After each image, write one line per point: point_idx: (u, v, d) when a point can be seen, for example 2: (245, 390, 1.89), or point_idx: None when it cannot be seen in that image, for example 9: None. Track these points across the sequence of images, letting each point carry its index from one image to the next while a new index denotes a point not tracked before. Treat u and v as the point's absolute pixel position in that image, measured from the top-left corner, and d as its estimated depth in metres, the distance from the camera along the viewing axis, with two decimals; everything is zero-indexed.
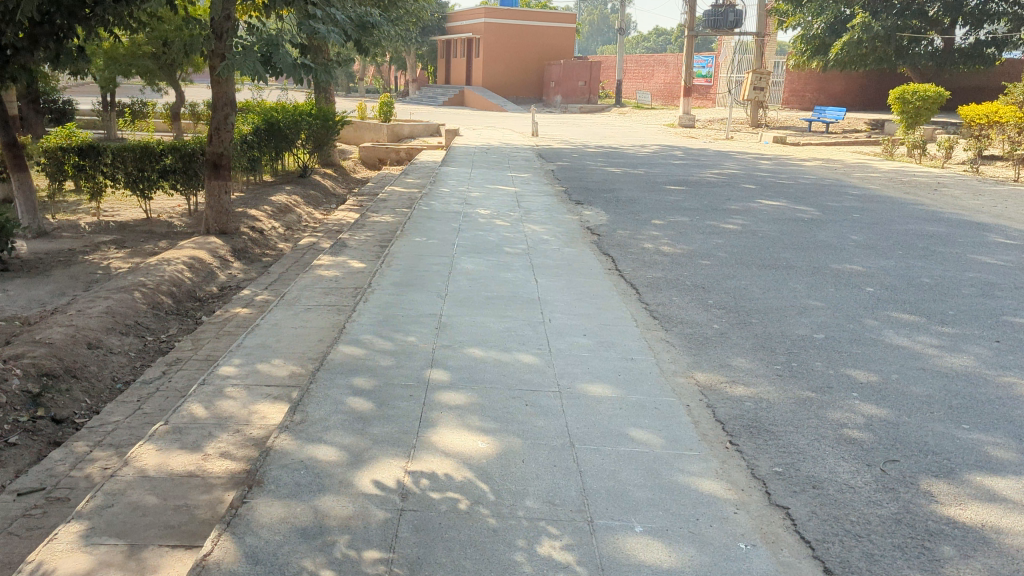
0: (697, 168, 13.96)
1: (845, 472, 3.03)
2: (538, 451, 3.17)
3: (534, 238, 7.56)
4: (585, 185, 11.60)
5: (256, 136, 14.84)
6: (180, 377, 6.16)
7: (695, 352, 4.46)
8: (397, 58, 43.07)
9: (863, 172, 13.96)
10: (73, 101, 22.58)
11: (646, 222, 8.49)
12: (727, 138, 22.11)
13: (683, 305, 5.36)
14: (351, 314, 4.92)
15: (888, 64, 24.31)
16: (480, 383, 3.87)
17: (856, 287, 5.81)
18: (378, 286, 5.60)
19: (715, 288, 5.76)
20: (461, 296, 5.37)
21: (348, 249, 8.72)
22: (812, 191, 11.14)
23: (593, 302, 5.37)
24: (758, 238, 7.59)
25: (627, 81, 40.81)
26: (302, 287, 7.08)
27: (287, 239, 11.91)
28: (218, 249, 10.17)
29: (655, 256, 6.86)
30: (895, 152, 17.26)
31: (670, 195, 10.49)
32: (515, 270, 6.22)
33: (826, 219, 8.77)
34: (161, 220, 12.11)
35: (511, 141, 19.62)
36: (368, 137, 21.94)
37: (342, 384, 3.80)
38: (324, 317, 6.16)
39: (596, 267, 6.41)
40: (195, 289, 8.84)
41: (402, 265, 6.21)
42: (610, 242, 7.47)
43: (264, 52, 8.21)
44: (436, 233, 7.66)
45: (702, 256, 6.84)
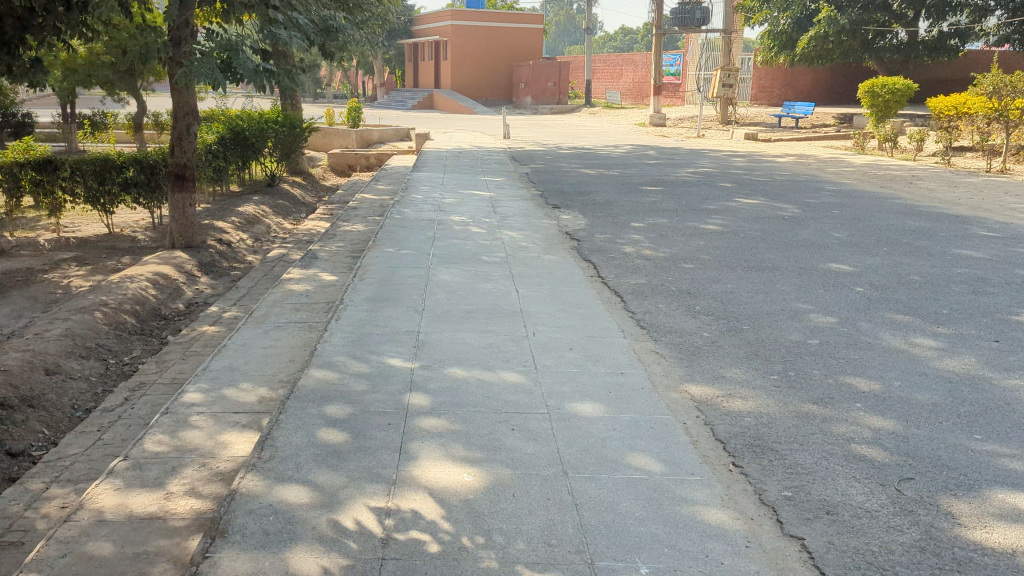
0: (672, 168, 13.82)
1: (858, 494, 2.83)
2: (529, 482, 2.94)
3: (512, 245, 7.33)
4: (560, 188, 11.40)
5: (221, 145, 14.45)
6: (144, 402, 5.79)
7: (687, 363, 4.25)
8: (364, 63, 42.66)
9: (837, 167, 13.92)
10: (31, 115, 21.96)
11: (624, 225, 8.30)
12: (698, 136, 22.06)
13: (671, 312, 5.15)
14: (323, 334, 4.66)
15: (854, 58, 24.43)
16: (463, 406, 3.63)
17: (845, 288, 5.65)
18: (351, 302, 5.34)
19: (702, 294, 5.57)
20: (439, 310, 5.13)
21: (319, 261, 8.42)
22: (789, 188, 11.04)
23: (576, 312, 5.14)
24: (740, 238, 7.42)
25: (596, 80, 40.72)
26: (272, 303, 6.78)
27: (255, 251, 11.55)
28: (183, 264, 9.81)
29: (637, 261, 6.66)
30: (867, 145, 17.21)
31: (647, 195, 10.32)
32: (494, 280, 5.98)
33: (806, 216, 8.64)
34: (124, 234, 11.70)
35: (482, 143, 19.38)
36: (337, 144, 21.59)
37: (314, 414, 3.54)
38: (295, 335, 5.87)
39: (578, 274, 6.19)
40: (160, 307, 8.46)
41: (376, 278, 5.95)
42: (589, 247, 7.26)
43: (224, 60, 7.89)
44: (410, 243, 7.40)
45: (685, 259, 6.65)
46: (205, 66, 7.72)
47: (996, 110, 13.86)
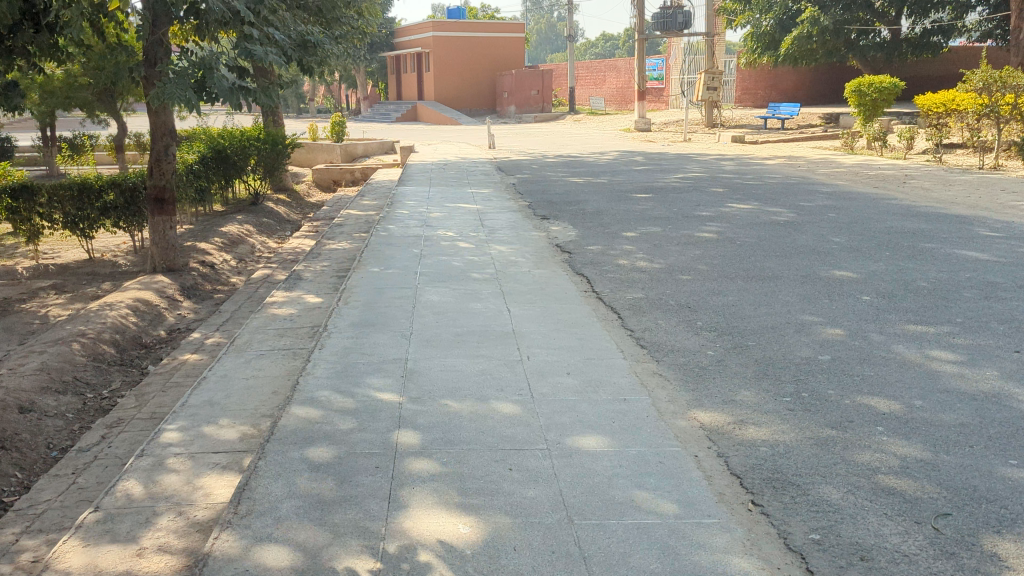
0: (661, 174, 13.63)
1: (892, 535, 2.61)
2: (530, 533, 2.68)
3: (502, 260, 7.08)
4: (548, 198, 11.17)
5: (203, 164, 14.16)
6: (121, 440, 5.38)
7: (693, 386, 4.00)
8: (347, 77, 42.44)
9: (828, 167, 13.77)
10: (10, 139, 21.58)
11: (617, 235, 8.06)
12: (685, 140, 21.93)
13: (672, 329, 4.90)
14: (305, 365, 4.37)
15: (837, 58, 24.35)
16: (456, 443, 3.37)
17: (851, 296, 5.43)
18: (334, 328, 5.06)
19: (702, 307, 5.33)
20: (428, 334, 4.87)
21: (304, 282, 8.14)
22: (782, 191, 10.85)
23: (573, 332, 4.90)
24: (737, 246, 7.20)
25: (580, 88, 40.63)
26: (254, 329, 6.48)
27: (239, 272, 11.25)
28: (165, 289, 9.50)
29: (633, 273, 6.42)
30: (855, 145, 17.14)
31: (638, 203, 10.10)
32: (484, 299, 5.72)
33: (802, 220, 8.45)
34: (105, 259, 11.36)
35: (468, 154, 19.16)
36: (321, 159, 21.32)
37: (296, 458, 3.25)
38: (278, 364, 5.57)
39: (571, 289, 5.94)
40: (141, 334, 8.10)
41: (361, 301, 5.68)
42: (582, 260, 7.02)
43: (198, 79, 7.61)
44: (396, 262, 7.14)
45: (682, 270, 6.42)
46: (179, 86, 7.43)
47: (986, 107, 13.75)
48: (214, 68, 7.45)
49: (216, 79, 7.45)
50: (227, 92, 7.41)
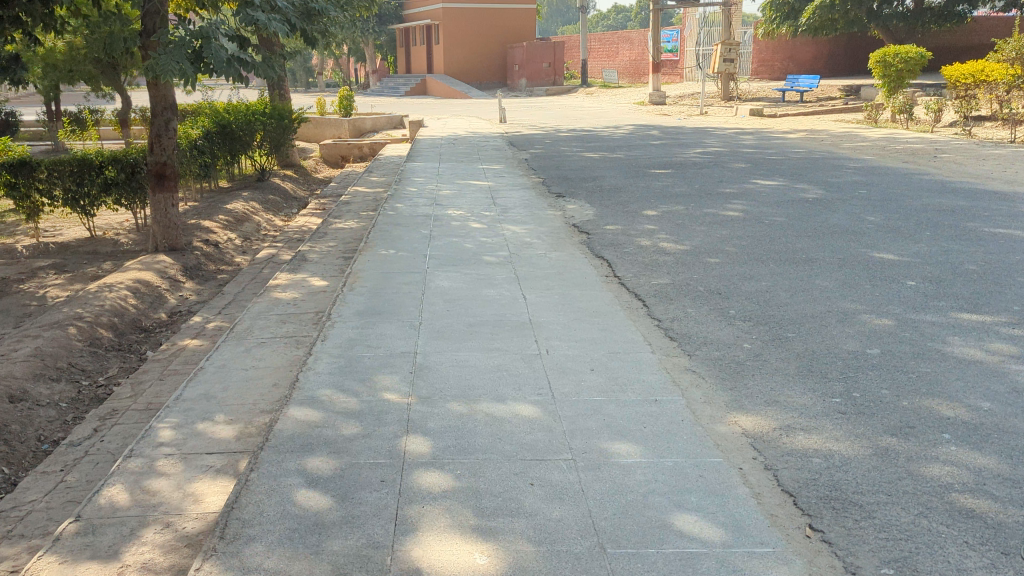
0: (678, 148, 13.17)
1: (978, 571, 2.29)
2: (557, 565, 2.33)
3: (517, 241, 6.70)
4: (563, 174, 10.75)
5: (207, 139, 13.78)
6: (114, 435, 5.03)
7: (730, 384, 3.63)
8: (355, 50, 41.79)
9: (852, 142, 13.26)
10: (15, 114, 21.27)
11: (637, 213, 7.66)
12: (701, 114, 21.38)
13: (702, 319, 4.52)
14: (305, 359, 4.02)
15: (858, 28, 23.61)
16: (471, 451, 3.01)
17: (895, 282, 5.04)
18: (338, 317, 4.70)
19: (735, 294, 4.93)
20: (440, 324, 4.52)
21: (309, 263, 7.78)
22: (806, 167, 10.40)
23: (596, 322, 4.53)
24: (765, 226, 6.80)
25: (592, 60, 39.87)
26: (254, 314, 6.14)
27: (244, 251, 10.91)
28: (166, 269, 9.17)
29: (657, 256, 6.03)
30: (879, 118, 16.63)
31: (657, 179, 9.68)
32: (498, 286, 5.35)
33: (833, 198, 8.02)
34: (106, 237, 11.03)
35: (479, 129, 18.69)
36: (329, 133, 20.89)
37: (292, 469, 2.89)
38: (279, 354, 5.22)
39: (591, 274, 5.56)
40: (141, 317, 7.77)
41: (368, 287, 5.33)
42: (602, 241, 6.62)
43: (195, 49, 7.18)
44: (405, 243, 6.76)
45: (709, 252, 6.03)
46: (173, 57, 7.01)
47: None
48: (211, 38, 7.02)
49: (214, 50, 7.01)
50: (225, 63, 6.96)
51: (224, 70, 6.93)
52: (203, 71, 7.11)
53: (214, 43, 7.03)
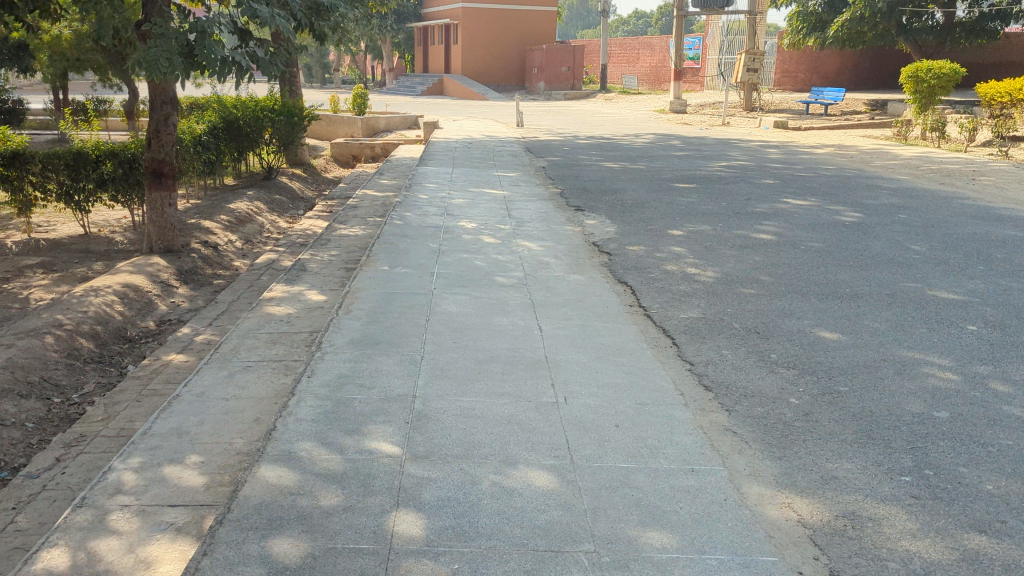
0: (702, 161, 12.65)
1: None
2: None
3: (531, 260, 6.19)
4: (582, 185, 10.25)
5: (213, 135, 13.34)
6: (77, 466, 4.60)
7: (779, 452, 3.09)
8: (373, 48, 41.45)
9: (884, 159, 12.71)
10: (23, 102, 21.01)
11: (661, 233, 7.15)
12: (723, 124, 20.83)
13: (740, 365, 3.98)
14: (285, 401, 3.52)
15: (887, 41, 22.95)
16: (471, 537, 2.49)
17: (956, 325, 4.48)
18: (331, 346, 4.20)
19: (774, 334, 4.40)
20: (444, 360, 4.01)
21: (307, 274, 7.30)
22: (839, 186, 9.84)
23: (619, 364, 4.00)
24: (802, 252, 6.25)
25: (612, 66, 39.26)
26: (242, 332, 5.66)
27: (244, 255, 10.47)
28: (159, 273, 8.77)
29: (685, 283, 5.50)
30: (909, 134, 16.08)
31: (682, 195, 9.17)
32: (510, 313, 4.84)
33: (872, 222, 7.45)
34: (101, 236, 10.64)
35: (495, 132, 18.19)
36: (342, 132, 20.45)
37: (253, 555, 2.38)
38: (265, 382, 4.74)
39: (614, 303, 5.03)
40: (126, 326, 7.38)
41: (366, 310, 4.82)
42: (624, 263, 6.09)
43: (187, 43, 6.68)
44: (411, 258, 6.26)
45: (742, 281, 5.50)
46: (162, 52, 6.53)
47: None
48: (206, 33, 6.51)
49: (207, 46, 6.51)
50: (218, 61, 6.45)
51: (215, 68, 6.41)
52: (194, 67, 6.61)
53: (208, 39, 6.53)
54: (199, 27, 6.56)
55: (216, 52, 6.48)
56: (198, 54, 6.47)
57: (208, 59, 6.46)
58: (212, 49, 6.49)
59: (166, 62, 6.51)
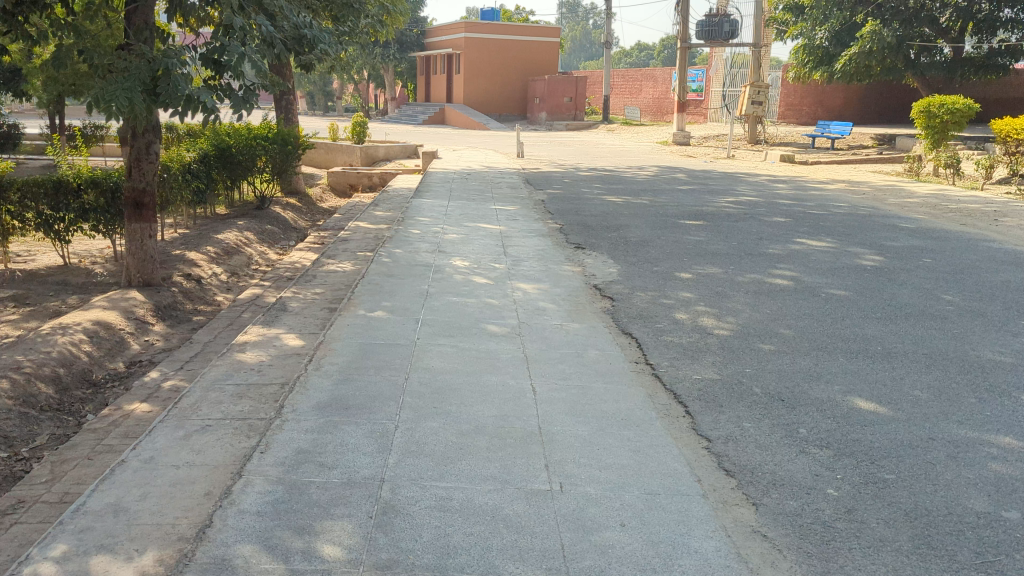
0: (707, 195, 12.18)
1: None
2: None
3: (528, 306, 5.67)
4: (583, 220, 9.75)
5: (203, 163, 12.88)
6: (7, 541, 4.02)
7: (821, 566, 2.54)
8: (375, 75, 41.29)
9: (897, 196, 12.23)
10: (18, 126, 20.67)
11: (669, 275, 6.64)
12: (728, 157, 20.43)
13: (765, 443, 3.45)
14: (231, 485, 2.98)
15: (894, 75, 22.58)
16: None
17: (1008, 395, 3.94)
18: (294, 413, 3.68)
19: (801, 404, 3.86)
20: (422, 432, 3.47)
21: (288, 315, 6.77)
22: (854, 225, 9.36)
23: (624, 439, 3.46)
24: (823, 301, 5.74)
25: (615, 97, 39.09)
26: (207, 383, 5.11)
27: (229, 288, 9.95)
28: (134, 309, 8.26)
29: (697, 337, 4.97)
30: (921, 170, 15.74)
31: (689, 233, 8.67)
32: (501, 371, 4.30)
33: (894, 267, 6.95)
34: (81, 267, 10.13)
35: (496, 163, 17.79)
36: (340, 160, 20.08)
37: None
38: (222, 446, 4.19)
39: (617, 360, 4.50)
40: (91, 369, 6.82)
41: (340, 365, 4.29)
42: (629, 311, 5.57)
43: (151, 78, 6.39)
44: (396, 301, 5.74)
45: (761, 334, 4.98)
46: (123, 89, 6.22)
47: None
48: (170, 69, 6.24)
49: (172, 82, 6.24)
50: (181, 99, 6.17)
51: (177, 107, 6.14)
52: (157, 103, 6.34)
53: (174, 75, 6.27)
54: (165, 62, 6.29)
55: (180, 88, 6.19)
56: (161, 91, 6.22)
57: (170, 97, 6.19)
58: (176, 85, 6.22)
59: (125, 99, 6.18)
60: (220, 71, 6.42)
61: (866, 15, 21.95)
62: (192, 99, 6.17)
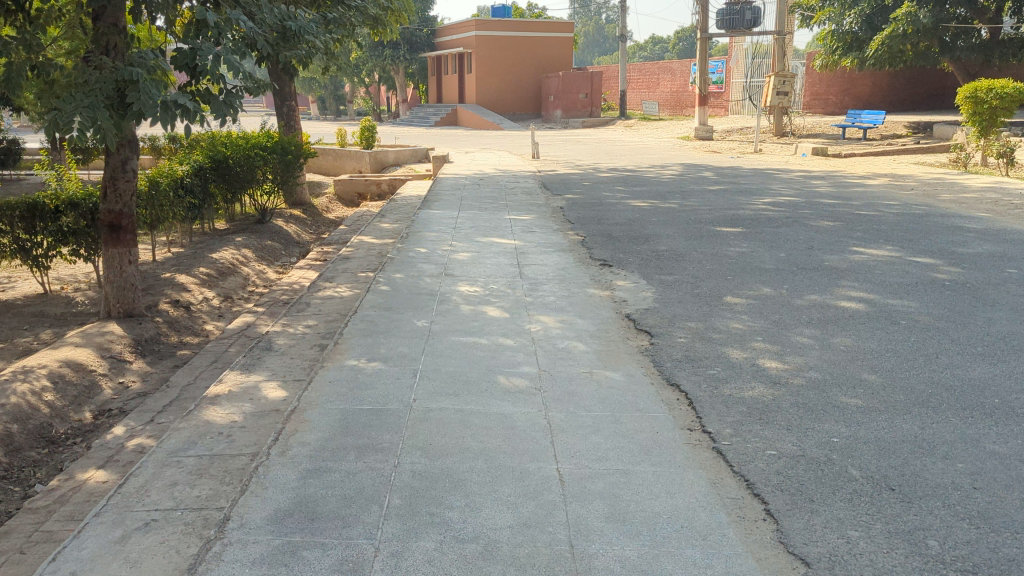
0: (743, 196, 11.16)
1: None
2: None
3: (552, 347, 4.71)
4: (608, 229, 8.78)
5: (198, 177, 11.99)
6: None
7: None
8: (386, 76, 40.43)
9: (952, 191, 11.13)
10: (18, 140, 19.92)
11: (715, 299, 5.66)
12: (755, 150, 19.36)
13: (889, 568, 2.48)
14: None
15: (928, 60, 21.41)
16: None
17: None
18: (245, 530, 2.75)
19: (920, 496, 2.88)
20: (411, 561, 2.53)
21: (272, 355, 5.83)
22: (916, 228, 8.30)
23: (690, 566, 2.49)
24: (905, 331, 4.77)
25: (632, 91, 38.00)
26: (164, 454, 4.19)
27: (221, 315, 9.09)
28: (110, 345, 7.37)
29: (763, 389, 3.99)
30: (969, 160, 14.77)
31: (730, 242, 7.68)
32: (517, 449, 3.34)
33: (978, 281, 5.94)
34: (62, 296, 9.29)
35: (510, 165, 16.86)
36: (349, 167, 19.20)
37: None
38: (166, 554, 3.26)
39: (667, 429, 3.52)
40: (52, 423, 5.95)
41: (312, 447, 3.35)
42: (673, 351, 4.60)
43: (117, 91, 5.31)
44: (391, 344, 4.80)
45: (842, 383, 4.00)
46: (84, 107, 5.14)
47: None
48: (137, 77, 5.17)
49: (143, 90, 5.16)
50: (156, 107, 5.08)
51: (152, 116, 5.05)
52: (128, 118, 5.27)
53: (143, 82, 5.19)
54: (130, 69, 5.23)
55: (154, 95, 5.10)
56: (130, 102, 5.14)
57: (143, 106, 5.10)
58: (149, 92, 5.14)
59: (88, 117, 5.13)
60: (196, 76, 5.38)
61: None
62: (168, 106, 5.10)
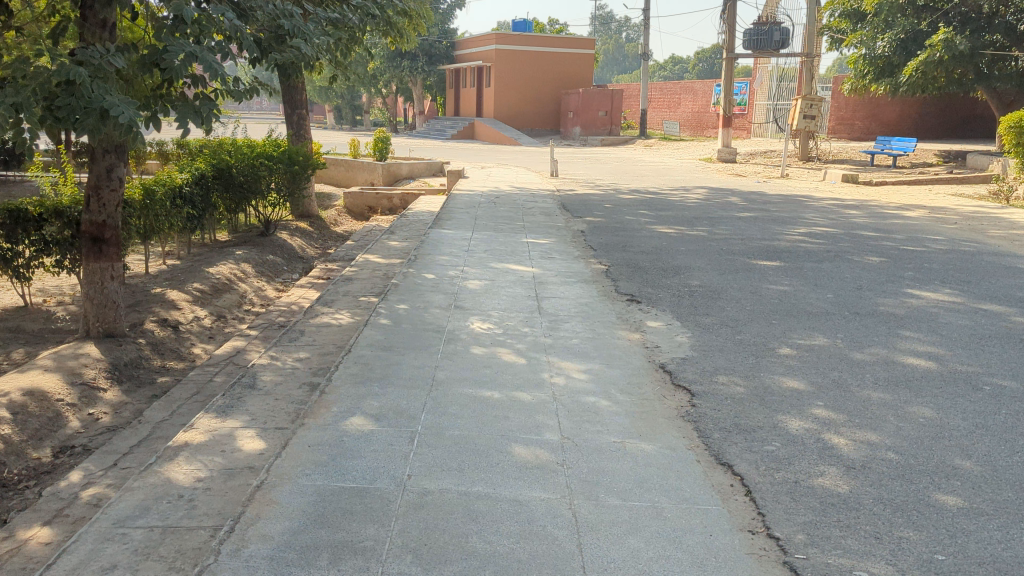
0: (776, 225, 10.43)
1: None
2: None
3: (577, 405, 4.00)
4: (633, 258, 8.08)
5: (198, 186, 11.34)
6: None
7: None
8: (404, 87, 39.91)
9: (1000, 227, 10.39)
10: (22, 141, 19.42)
11: (764, 350, 4.93)
12: (782, 175, 18.63)
13: None
14: None
15: (962, 87, 20.64)
16: None
17: None
18: None
19: None
20: None
21: (254, 394, 5.13)
22: (972, 268, 7.57)
23: None
24: (992, 402, 4.05)
25: (652, 110, 37.43)
26: (108, 523, 3.48)
27: (212, 336, 8.42)
28: (83, 370, 6.69)
29: (837, 476, 3.26)
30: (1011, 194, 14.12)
31: (769, 279, 6.96)
32: (534, 555, 2.62)
33: None
34: (42, 309, 8.63)
35: (526, 183, 16.21)
36: (360, 178, 18.60)
37: None
38: None
39: (725, 532, 2.80)
40: (5, 462, 5.28)
41: (276, 543, 2.65)
42: (721, 417, 3.89)
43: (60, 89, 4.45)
44: (388, 395, 4.10)
45: (932, 473, 3.29)
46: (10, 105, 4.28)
47: None
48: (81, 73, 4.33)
49: (86, 90, 4.31)
50: (92, 113, 4.23)
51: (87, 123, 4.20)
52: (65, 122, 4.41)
53: (88, 81, 4.34)
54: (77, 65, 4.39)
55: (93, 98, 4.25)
56: (66, 103, 4.28)
57: (75, 111, 4.24)
58: (89, 95, 4.28)
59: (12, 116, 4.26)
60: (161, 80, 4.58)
61: (932, 22, 20.10)
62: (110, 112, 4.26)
